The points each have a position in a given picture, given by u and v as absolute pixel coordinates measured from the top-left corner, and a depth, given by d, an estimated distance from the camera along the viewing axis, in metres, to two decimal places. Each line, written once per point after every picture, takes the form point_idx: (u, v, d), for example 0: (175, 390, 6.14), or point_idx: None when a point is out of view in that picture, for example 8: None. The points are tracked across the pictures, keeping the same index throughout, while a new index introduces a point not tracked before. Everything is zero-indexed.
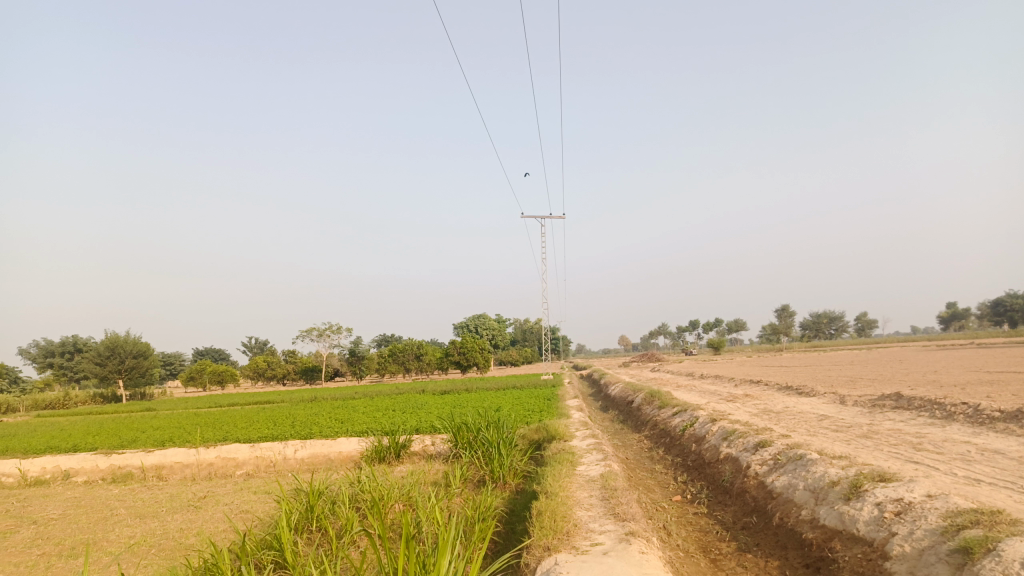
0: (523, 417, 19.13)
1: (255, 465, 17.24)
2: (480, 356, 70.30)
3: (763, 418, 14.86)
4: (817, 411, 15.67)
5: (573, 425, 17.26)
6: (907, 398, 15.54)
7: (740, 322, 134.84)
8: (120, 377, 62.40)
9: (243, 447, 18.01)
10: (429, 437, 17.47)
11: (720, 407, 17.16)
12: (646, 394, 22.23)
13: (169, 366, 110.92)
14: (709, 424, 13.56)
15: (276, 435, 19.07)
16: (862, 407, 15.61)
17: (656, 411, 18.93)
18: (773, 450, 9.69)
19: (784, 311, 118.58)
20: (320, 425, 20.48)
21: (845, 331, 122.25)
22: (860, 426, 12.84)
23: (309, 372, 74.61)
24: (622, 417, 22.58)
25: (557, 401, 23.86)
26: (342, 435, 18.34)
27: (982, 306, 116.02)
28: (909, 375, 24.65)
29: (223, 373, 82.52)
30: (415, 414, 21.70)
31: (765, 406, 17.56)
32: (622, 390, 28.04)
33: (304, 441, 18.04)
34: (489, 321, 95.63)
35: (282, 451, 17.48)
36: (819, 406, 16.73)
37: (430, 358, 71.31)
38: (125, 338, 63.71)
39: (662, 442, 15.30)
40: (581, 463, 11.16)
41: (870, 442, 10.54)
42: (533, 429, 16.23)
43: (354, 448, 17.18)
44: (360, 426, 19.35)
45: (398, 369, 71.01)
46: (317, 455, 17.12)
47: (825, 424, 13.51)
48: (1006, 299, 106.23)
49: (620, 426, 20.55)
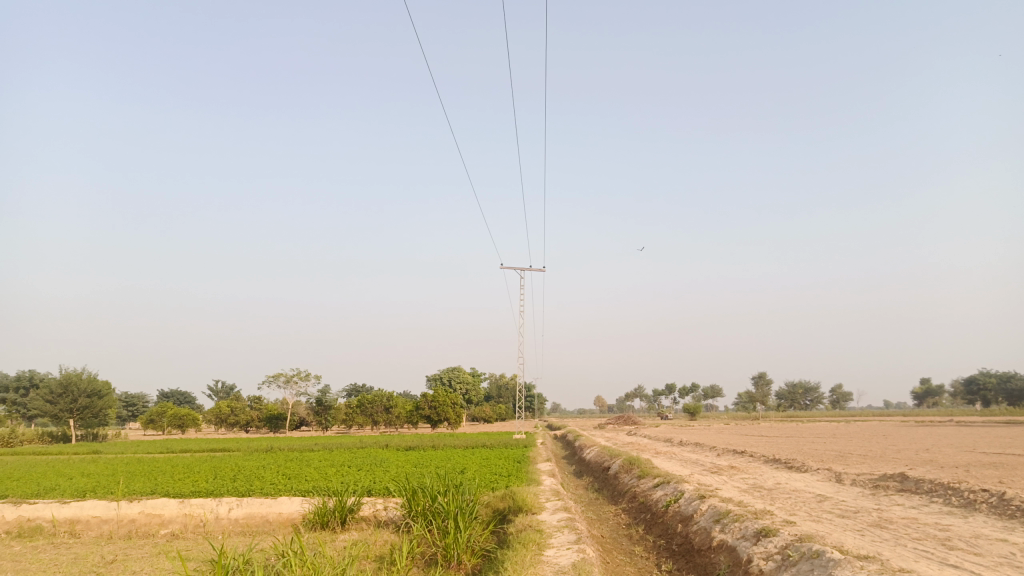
0: (489, 481, 17.39)
1: (182, 524, 15.24)
2: (452, 411, 68.05)
3: (755, 495, 13.31)
4: (813, 491, 14.15)
5: (542, 493, 15.57)
6: (913, 480, 14.08)
7: (717, 388, 134.05)
8: (70, 416, 59.31)
9: (171, 501, 15.98)
10: (382, 500, 15.66)
11: (706, 480, 15.61)
12: (623, 461, 20.54)
13: (130, 407, 106.77)
14: (696, 502, 11.94)
15: (211, 489, 17.08)
16: (863, 489, 14.10)
17: (634, 480, 17.25)
18: (780, 541, 8.08)
19: (760, 379, 117.76)
20: (263, 480, 18.49)
21: (820, 404, 121.55)
22: (867, 512, 11.30)
23: (272, 420, 71.68)
24: (597, 485, 20.84)
25: (527, 465, 22.15)
26: (284, 494, 16.39)
27: (956, 384, 115.96)
28: (901, 453, 23.20)
29: (184, 418, 78.90)
30: (371, 472, 19.82)
31: (754, 481, 15.99)
32: (598, 454, 26.31)
33: (241, 498, 16.06)
34: (464, 375, 93.33)
35: (215, 509, 15.51)
36: (813, 485, 15.20)
37: (399, 412, 68.85)
38: (80, 376, 60.61)
39: (641, 520, 13.64)
40: (550, 547, 9.46)
41: (888, 535, 9.00)
42: (498, 497, 14.55)
43: (296, 509, 15.27)
44: (307, 484, 17.43)
45: (365, 422, 68.46)
46: (253, 515, 15.20)
47: (827, 507, 11.97)
48: (979, 377, 106.40)
49: (595, 495, 18.83)
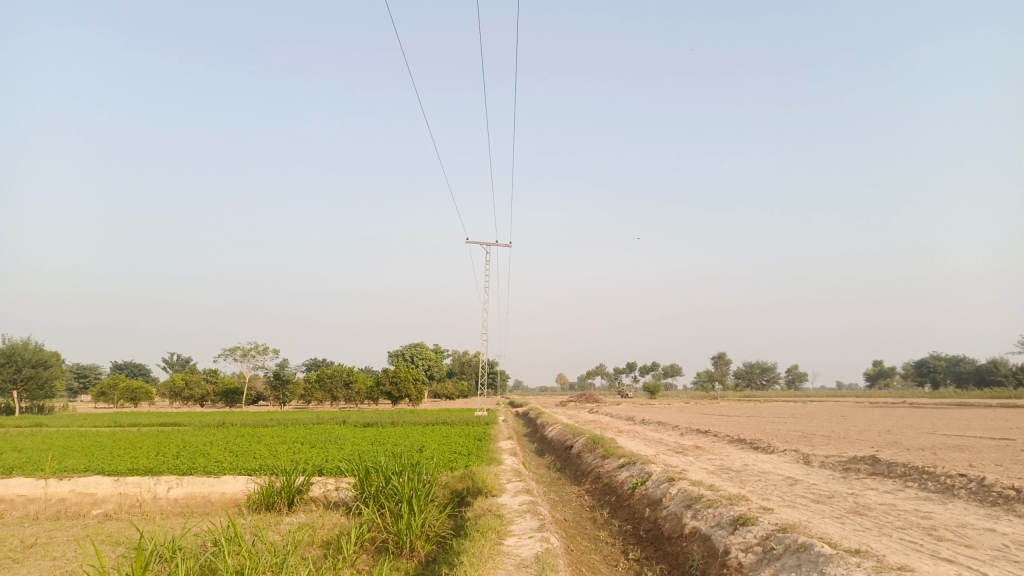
0: (447, 461, 16.64)
1: (116, 504, 14.18)
2: (413, 387, 67.18)
3: (725, 478, 12.78)
4: (782, 473, 13.69)
5: (503, 473, 14.87)
6: (885, 463, 13.65)
7: (676, 367, 135.65)
8: (13, 388, 56.93)
9: (105, 479, 14.89)
10: (333, 480, 14.78)
11: (672, 461, 15.08)
12: (587, 440, 19.93)
13: (82, 379, 103.78)
14: (665, 485, 11.32)
15: (150, 466, 16.01)
16: (834, 471, 13.66)
17: (599, 460, 16.61)
18: (760, 532, 7.45)
19: (720, 359, 119.32)
20: (207, 458, 17.44)
21: (777, 383, 123.71)
22: (842, 497, 10.80)
23: (229, 395, 70.07)
24: (560, 464, 20.24)
25: (488, 443, 21.47)
26: (228, 473, 15.38)
27: (907, 367, 118.80)
28: (864, 433, 23.03)
29: (137, 391, 76.59)
30: (324, 450, 18.89)
31: (722, 462, 15.48)
32: (560, 433, 25.75)
33: (181, 477, 15.03)
34: (426, 351, 92.35)
35: (152, 488, 14.47)
36: (783, 466, 14.75)
37: (360, 387, 67.80)
38: (24, 345, 58.12)
39: (606, 502, 13.02)
40: (510, 535, 8.74)
41: (870, 524, 8.45)
42: (456, 477, 13.83)
43: (240, 489, 14.32)
44: (254, 463, 16.44)
45: (325, 397, 67.31)
46: (194, 496, 14.21)
47: (800, 491, 11.45)
48: (929, 360, 109.15)
49: (557, 475, 18.22)
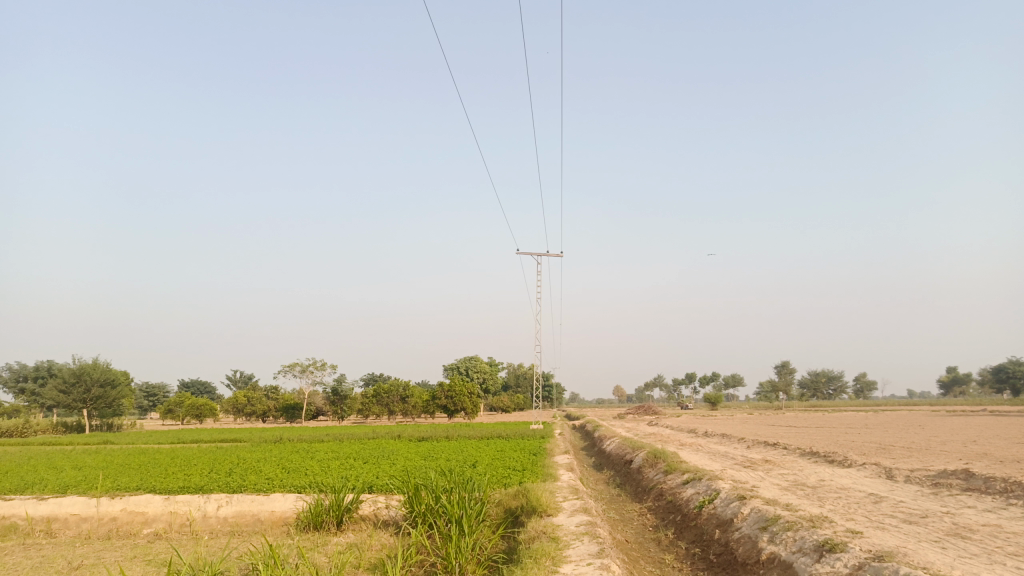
0: (501, 477, 15.96)
1: (166, 523, 13.98)
2: (469, 401, 66.68)
3: (801, 496, 11.76)
4: (864, 489, 12.55)
5: (559, 490, 14.11)
6: (980, 477, 12.39)
7: (737, 377, 132.11)
8: (83, 406, 58.61)
9: (156, 497, 14.74)
10: (383, 498, 14.27)
11: (740, 476, 14.09)
12: (647, 454, 18.96)
13: (151, 397, 106.96)
14: (735, 504, 10.43)
15: (201, 484, 15.80)
16: (921, 488, 12.43)
17: (661, 476, 15.68)
18: (851, 559, 6.54)
19: (783, 368, 115.50)
20: (258, 475, 17.16)
21: (844, 393, 118.91)
22: (936, 516, 9.70)
23: (289, 411, 70.90)
24: (620, 480, 19.32)
25: (543, 458, 20.68)
26: (277, 490, 15.04)
27: (984, 373, 112.81)
28: (948, 444, 21.37)
29: (201, 408, 78.21)
30: (375, 466, 18.43)
31: (795, 477, 14.36)
32: (619, 446, 24.76)
33: (231, 495, 14.74)
34: (481, 364, 91.94)
35: (202, 507, 14.22)
36: (863, 482, 13.56)
37: (416, 401, 67.78)
38: (93, 365, 59.79)
39: (671, 521, 12.14)
40: (567, 561, 7.99)
41: (976, 549, 7.42)
42: (510, 495, 13.18)
43: (289, 507, 13.94)
44: (304, 480, 16.07)
45: (382, 412, 67.46)
46: (243, 515, 13.90)
47: (887, 510, 10.38)
48: (1008, 366, 103.21)
49: (617, 491, 17.32)
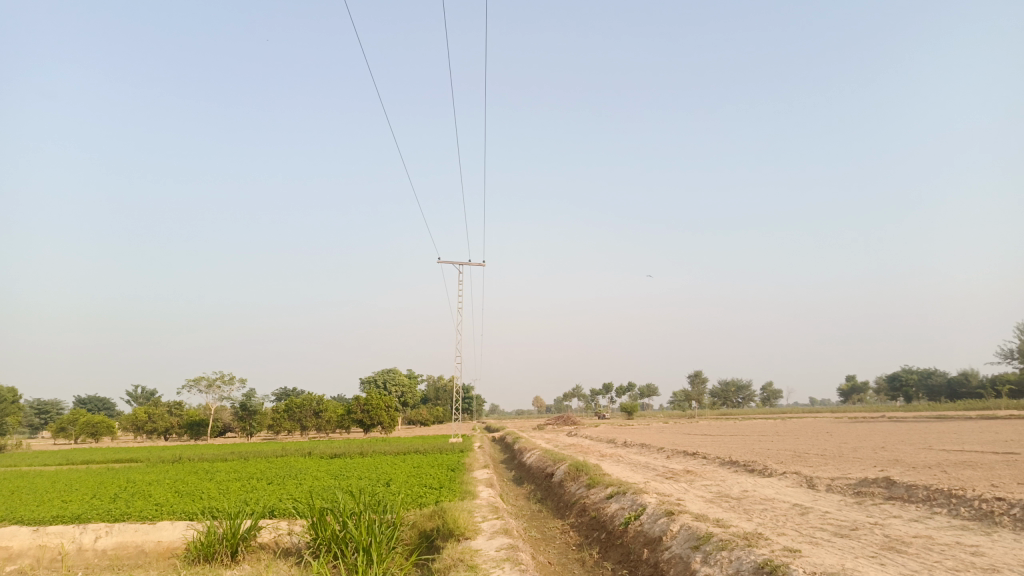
0: (416, 496, 15.01)
1: (34, 558, 12.33)
2: (386, 415, 64.88)
3: (728, 509, 11.37)
4: (789, 501, 12.27)
5: (477, 508, 13.32)
6: (901, 485, 12.33)
7: (652, 388, 135.05)
8: None
9: (22, 529, 13.03)
10: (286, 523, 13.09)
11: (664, 488, 13.67)
12: (569, 467, 18.34)
13: (42, 415, 99.78)
14: (663, 520, 9.91)
15: (77, 512, 14.12)
16: (844, 497, 12.29)
17: (584, 490, 15.07)
18: None
19: (696, 378, 118.76)
20: (146, 501, 15.56)
21: (753, 401, 123.15)
22: (867, 528, 9.41)
23: (195, 427, 67.24)
24: (540, 495, 18.65)
25: (462, 474, 19.80)
26: (166, 517, 13.56)
27: (879, 381, 119.04)
28: (860, 452, 21.71)
29: (97, 425, 73.24)
30: (279, 487, 17.09)
31: (719, 489, 14.03)
32: (539, 459, 24.10)
33: (113, 524, 13.20)
34: (400, 377, 89.97)
35: (78, 539, 12.66)
36: (786, 492, 13.36)
37: (330, 416, 65.56)
38: None
39: (595, 539, 11.51)
40: None
41: (916, 565, 7.05)
42: (425, 516, 12.29)
43: (177, 536, 12.55)
44: (198, 505, 14.64)
45: (294, 427, 64.88)
46: (125, 546, 12.43)
47: (817, 523, 10.06)
48: (902, 374, 109.29)
49: (538, 507, 16.64)
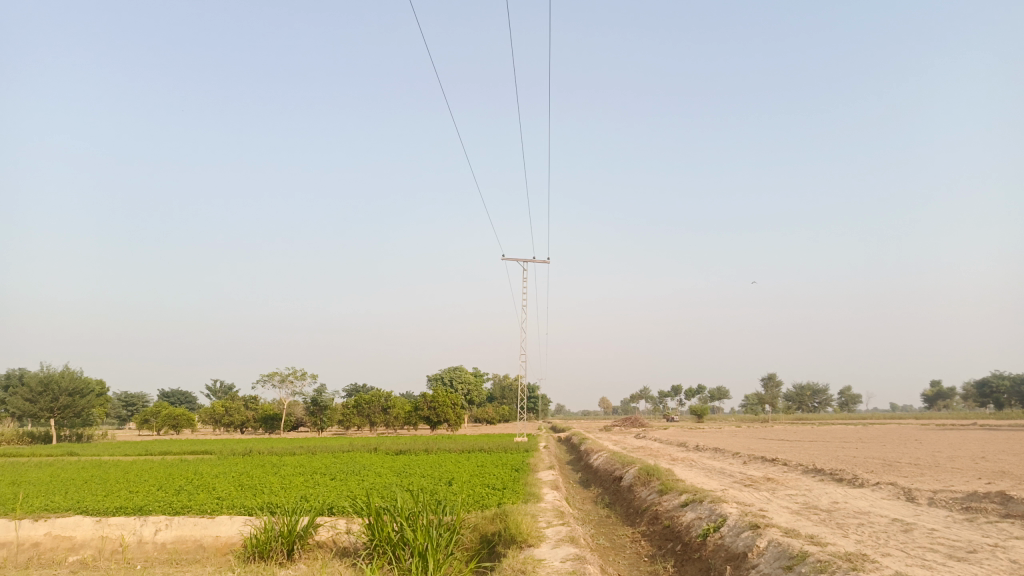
0: (478, 497, 14.40)
1: (96, 550, 12.27)
2: (452, 412, 64.77)
3: (820, 523, 10.28)
4: (889, 516, 11.02)
5: (542, 513, 12.60)
6: (1019, 501, 10.95)
7: (723, 390, 131.31)
8: (49, 416, 56.04)
9: (86, 519, 13.02)
10: (343, 522, 12.66)
11: (744, 498, 12.62)
12: (639, 471, 17.35)
13: (129, 407, 104.26)
14: (748, 533, 8.95)
15: (140, 504, 14.08)
16: (951, 513, 11.01)
17: (656, 496, 14.11)
18: None
19: (770, 381, 114.77)
20: (208, 494, 15.44)
21: (829, 406, 118.07)
22: (987, 552, 8.20)
23: (268, 421, 68.79)
24: (609, 499, 17.75)
25: (527, 475, 19.09)
26: (225, 512, 13.34)
27: (968, 387, 112.20)
28: (960, 463, 19.91)
29: (177, 418, 75.70)
30: (340, 485, 16.76)
31: (806, 500, 12.85)
32: (607, 461, 23.16)
33: (173, 517, 13.06)
34: (466, 375, 89.96)
35: (138, 531, 12.56)
36: (883, 506, 12.13)
37: (398, 412, 65.95)
38: (60, 373, 57.39)
39: (668, 552, 10.63)
40: None
41: None
42: (487, 518, 11.68)
43: (235, 532, 12.30)
44: (258, 500, 14.39)
45: (362, 423, 65.68)
46: (184, 540, 12.25)
47: (926, 544, 8.88)
48: (992, 380, 102.54)
49: (606, 513, 15.76)
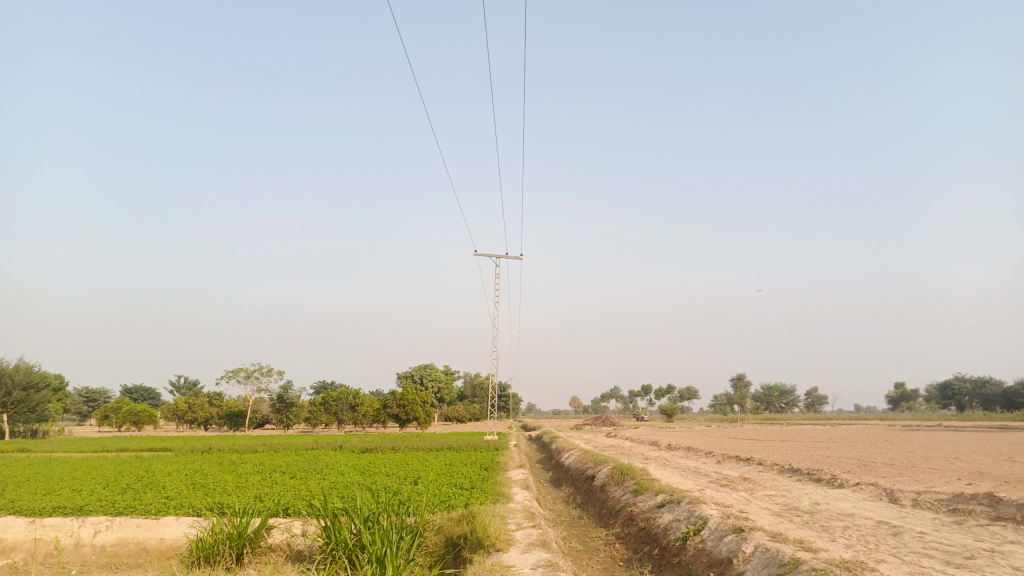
0: (443, 498, 13.67)
1: (27, 553, 11.29)
2: (421, 410, 63.81)
3: (806, 526, 9.73)
4: (877, 519, 10.50)
5: (512, 514, 11.92)
6: (1008, 504, 10.52)
7: (693, 391, 132.01)
8: (2, 411, 53.97)
9: (18, 520, 12.04)
10: (300, 524, 11.84)
11: (722, 498, 12.07)
12: (612, 470, 16.74)
13: (91, 403, 101.56)
14: (733, 537, 8.35)
15: (80, 503, 13.09)
16: (937, 515, 10.57)
17: (632, 497, 13.48)
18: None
19: (739, 381, 115.59)
20: (154, 493, 14.47)
21: (797, 407, 119.31)
22: (987, 558, 7.68)
23: (233, 418, 67.28)
24: (581, 500, 17.10)
25: (497, 474, 18.37)
26: (172, 512, 12.44)
27: (931, 389, 114.25)
28: (936, 463, 19.64)
29: (139, 414, 73.71)
30: (299, 484, 15.91)
31: (787, 501, 12.31)
32: (579, 460, 22.52)
33: (114, 517, 12.13)
34: (436, 373, 89.01)
35: (75, 533, 11.62)
36: (866, 507, 11.67)
37: (366, 410, 64.75)
38: (14, 367, 55.25)
39: (645, 556, 10.01)
40: None
41: None
42: (453, 519, 11.00)
43: (181, 534, 11.41)
44: (209, 499, 13.49)
45: (330, 421, 64.49)
46: (125, 543, 11.34)
47: (919, 548, 8.36)
48: (955, 382, 104.21)
49: (578, 514, 15.14)
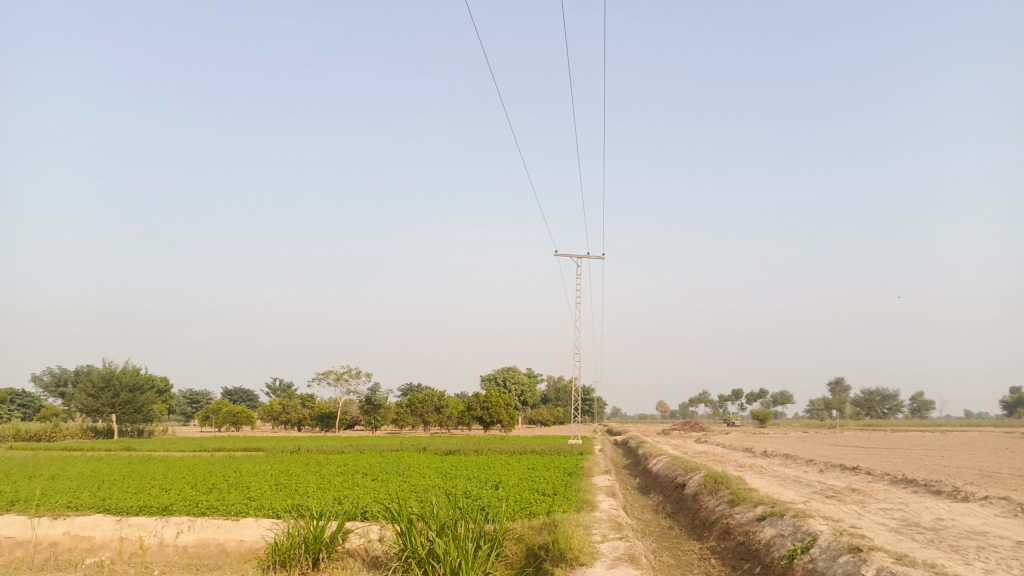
0: (524, 504, 13.04)
1: (114, 552, 11.40)
2: (505, 413, 63.51)
3: (931, 546, 8.56)
4: (1016, 540, 9.15)
5: (595, 523, 11.19)
6: None
7: (786, 395, 126.82)
8: (111, 411, 57.13)
9: (106, 518, 12.20)
10: (376, 530, 11.47)
11: (830, 512, 10.92)
12: (704, 478, 15.68)
13: (195, 404, 106.69)
14: (849, 558, 7.35)
15: (166, 503, 13.19)
16: None
17: (728, 508, 12.43)
18: None
19: (836, 385, 110.08)
20: (236, 494, 14.47)
21: (900, 413, 112.51)
22: None
23: (325, 419, 69.01)
24: (671, 509, 16.12)
25: (581, 480, 17.58)
26: (252, 514, 12.33)
27: None
28: None
29: (238, 415, 76.67)
30: (378, 488, 15.62)
31: (907, 516, 11.01)
32: (668, 467, 21.44)
33: (197, 518, 12.11)
34: (520, 375, 88.59)
35: (159, 533, 11.66)
36: (1000, 525, 10.28)
37: (451, 412, 65.10)
38: (122, 369, 58.32)
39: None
40: None
41: None
42: (534, 528, 10.37)
43: (259, 537, 11.25)
44: (288, 502, 13.32)
45: (416, 422, 65.14)
46: (205, 544, 11.28)
47: None
48: None
49: (668, 525, 14.21)
